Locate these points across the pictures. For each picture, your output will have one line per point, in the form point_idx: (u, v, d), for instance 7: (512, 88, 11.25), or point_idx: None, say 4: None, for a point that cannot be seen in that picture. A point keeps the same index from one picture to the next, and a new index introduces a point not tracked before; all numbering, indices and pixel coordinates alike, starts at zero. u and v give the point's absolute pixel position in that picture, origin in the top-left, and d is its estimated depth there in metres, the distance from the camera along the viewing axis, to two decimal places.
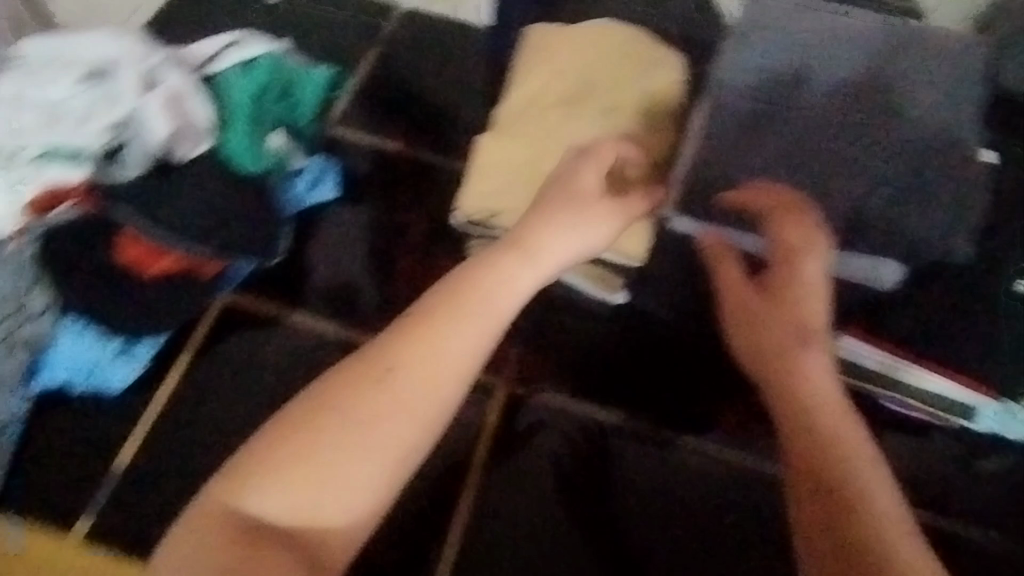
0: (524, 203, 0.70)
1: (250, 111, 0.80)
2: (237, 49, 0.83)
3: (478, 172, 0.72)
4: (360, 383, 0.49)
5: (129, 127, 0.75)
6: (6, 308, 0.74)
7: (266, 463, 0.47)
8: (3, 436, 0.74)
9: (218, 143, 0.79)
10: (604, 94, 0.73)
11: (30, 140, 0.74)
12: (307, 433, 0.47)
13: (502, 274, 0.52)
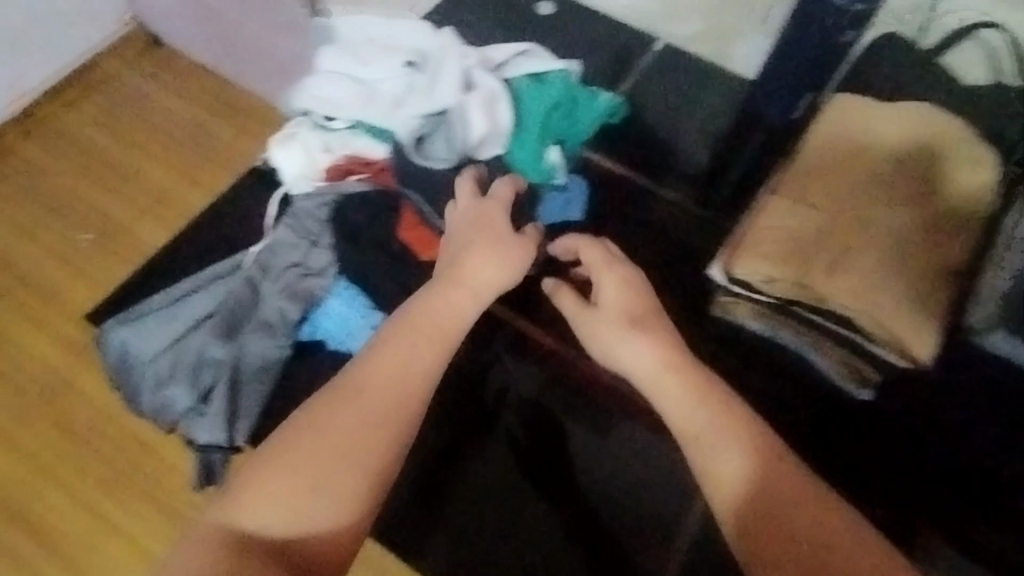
0: (803, 269, 0.79)
1: (541, 126, 0.91)
2: (534, 64, 0.96)
3: (759, 233, 0.82)
4: (423, 340, 0.72)
5: (434, 119, 0.89)
6: (299, 249, 0.89)
7: (335, 408, 0.68)
8: (264, 371, 0.85)
9: (508, 150, 0.90)
10: (907, 185, 0.80)
11: (347, 112, 0.91)
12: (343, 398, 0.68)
13: (487, 272, 0.77)
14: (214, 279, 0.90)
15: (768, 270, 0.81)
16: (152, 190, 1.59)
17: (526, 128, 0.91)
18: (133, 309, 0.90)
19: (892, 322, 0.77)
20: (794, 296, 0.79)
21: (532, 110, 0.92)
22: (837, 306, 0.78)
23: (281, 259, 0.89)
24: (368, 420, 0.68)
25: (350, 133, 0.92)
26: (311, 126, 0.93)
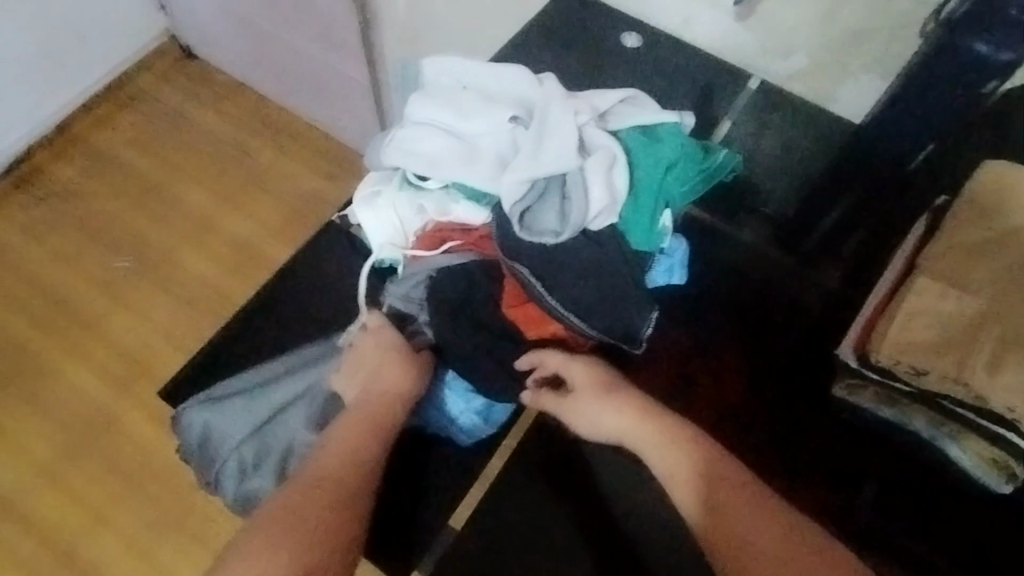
0: (958, 357, 0.72)
1: (655, 191, 0.83)
2: (646, 116, 0.87)
3: (907, 315, 0.75)
4: (353, 428, 0.74)
5: (546, 185, 0.80)
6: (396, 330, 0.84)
7: (322, 492, 0.68)
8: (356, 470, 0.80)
9: (619, 217, 0.83)
10: None
11: (447, 172, 0.82)
12: (347, 462, 0.71)
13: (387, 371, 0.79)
14: (304, 363, 0.84)
15: (918, 362, 0.73)
16: (190, 215, 1.43)
17: (639, 195, 0.83)
18: (215, 388, 0.84)
19: None
20: (951, 392, 0.73)
21: (645, 172, 0.84)
22: (1003, 407, 0.70)
23: (377, 344, 0.81)
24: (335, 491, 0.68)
25: (446, 194, 0.84)
26: (400, 183, 0.85)
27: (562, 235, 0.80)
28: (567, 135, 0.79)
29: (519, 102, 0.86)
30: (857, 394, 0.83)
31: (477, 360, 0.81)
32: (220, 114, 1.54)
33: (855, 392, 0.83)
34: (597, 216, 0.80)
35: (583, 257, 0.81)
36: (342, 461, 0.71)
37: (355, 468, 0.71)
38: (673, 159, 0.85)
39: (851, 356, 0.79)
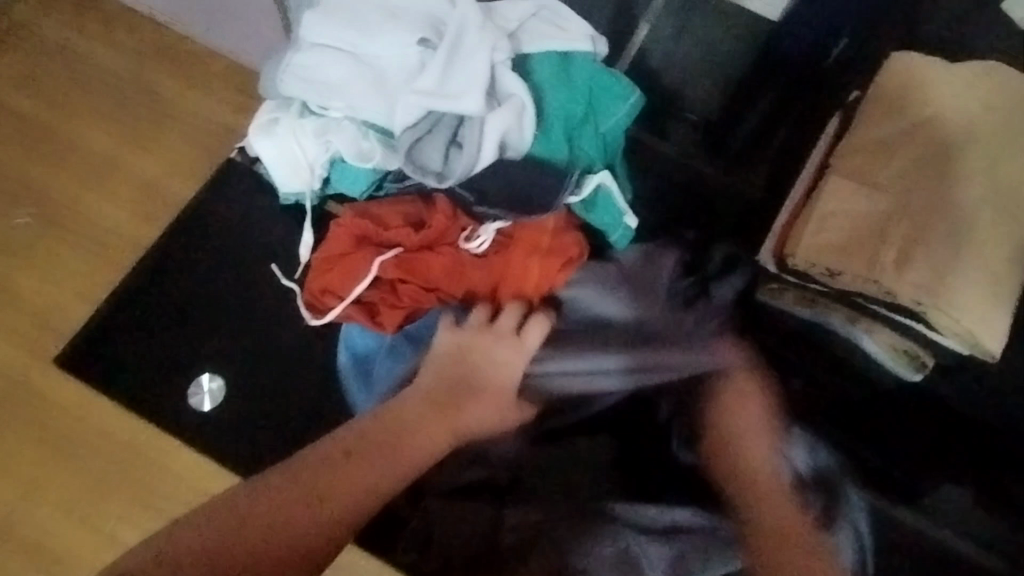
0: (874, 263, 0.73)
1: (565, 126, 0.82)
2: (560, 37, 0.82)
3: (817, 218, 0.76)
4: (436, 409, 0.76)
5: (450, 116, 0.78)
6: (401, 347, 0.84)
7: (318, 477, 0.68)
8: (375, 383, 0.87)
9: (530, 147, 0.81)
10: (969, 157, 0.74)
11: (346, 101, 0.79)
12: (371, 454, 0.72)
13: (506, 355, 0.79)
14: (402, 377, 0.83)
15: (832, 262, 0.74)
16: (23, 116, 1.13)
17: (574, 146, 0.83)
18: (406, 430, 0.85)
19: (970, 323, 0.72)
20: (860, 290, 0.74)
21: (555, 103, 0.82)
22: (910, 300, 0.72)
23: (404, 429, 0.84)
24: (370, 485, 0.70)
25: (358, 130, 0.81)
26: (301, 115, 0.82)
27: (447, 179, 0.79)
28: (474, 74, 0.76)
29: (429, 16, 0.80)
30: (777, 298, 0.85)
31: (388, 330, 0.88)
32: (46, 8, 1.18)
33: (776, 295, 0.85)
34: (511, 141, 0.79)
35: (483, 191, 0.82)
36: (417, 435, 0.74)
37: (431, 448, 0.75)
38: (585, 113, 0.83)
39: (770, 262, 0.81)
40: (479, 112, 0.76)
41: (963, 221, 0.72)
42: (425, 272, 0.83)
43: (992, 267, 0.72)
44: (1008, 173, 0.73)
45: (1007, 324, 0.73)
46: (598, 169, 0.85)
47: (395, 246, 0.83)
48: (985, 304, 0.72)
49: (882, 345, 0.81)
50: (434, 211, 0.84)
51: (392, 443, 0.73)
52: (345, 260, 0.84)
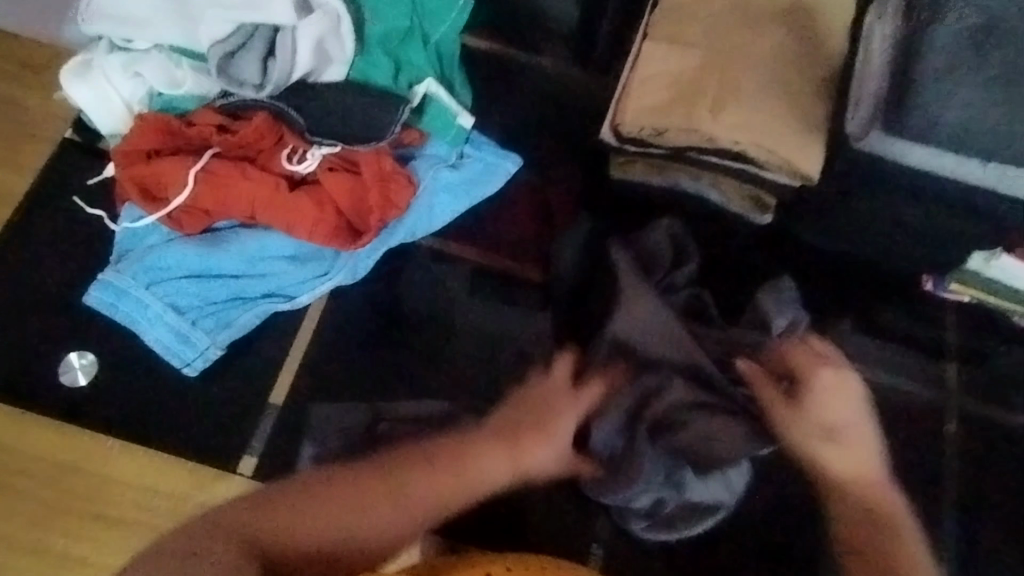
0: (692, 119, 0.78)
1: (390, 47, 0.86)
2: None
3: (638, 87, 0.80)
4: (431, 471, 0.58)
5: (260, 32, 0.76)
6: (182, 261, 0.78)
7: (312, 513, 0.53)
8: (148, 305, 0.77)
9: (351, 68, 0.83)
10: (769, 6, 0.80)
11: (153, 33, 0.76)
12: (393, 478, 0.56)
13: (480, 471, 0.60)
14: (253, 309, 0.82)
15: (657, 122, 0.78)
16: None
17: (402, 65, 0.87)
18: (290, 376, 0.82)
19: (784, 155, 0.78)
20: (688, 142, 0.79)
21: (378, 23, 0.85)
22: (729, 142, 0.78)
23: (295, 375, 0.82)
24: (369, 510, 0.54)
25: (168, 59, 0.78)
26: (109, 50, 0.78)
27: (266, 88, 0.77)
28: None
29: None
30: (628, 172, 0.88)
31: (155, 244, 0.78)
32: None
33: (627, 169, 0.88)
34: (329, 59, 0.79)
35: (309, 107, 0.79)
36: (439, 478, 0.58)
37: (442, 486, 0.58)
38: (412, 26, 0.87)
39: (609, 137, 0.82)
40: (289, 25, 0.76)
41: (765, 60, 0.78)
42: (232, 192, 0.78)
43: (798, 108, 0.78)
44: (805, 16, 0.80)
45: (822, 151, 0.79)
46: (422, 79, 0.86)
47: (208, 147, 0.79)
48: (805, 149, 0.78)
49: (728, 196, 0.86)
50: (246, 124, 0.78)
51: (407, 473, 0.57)
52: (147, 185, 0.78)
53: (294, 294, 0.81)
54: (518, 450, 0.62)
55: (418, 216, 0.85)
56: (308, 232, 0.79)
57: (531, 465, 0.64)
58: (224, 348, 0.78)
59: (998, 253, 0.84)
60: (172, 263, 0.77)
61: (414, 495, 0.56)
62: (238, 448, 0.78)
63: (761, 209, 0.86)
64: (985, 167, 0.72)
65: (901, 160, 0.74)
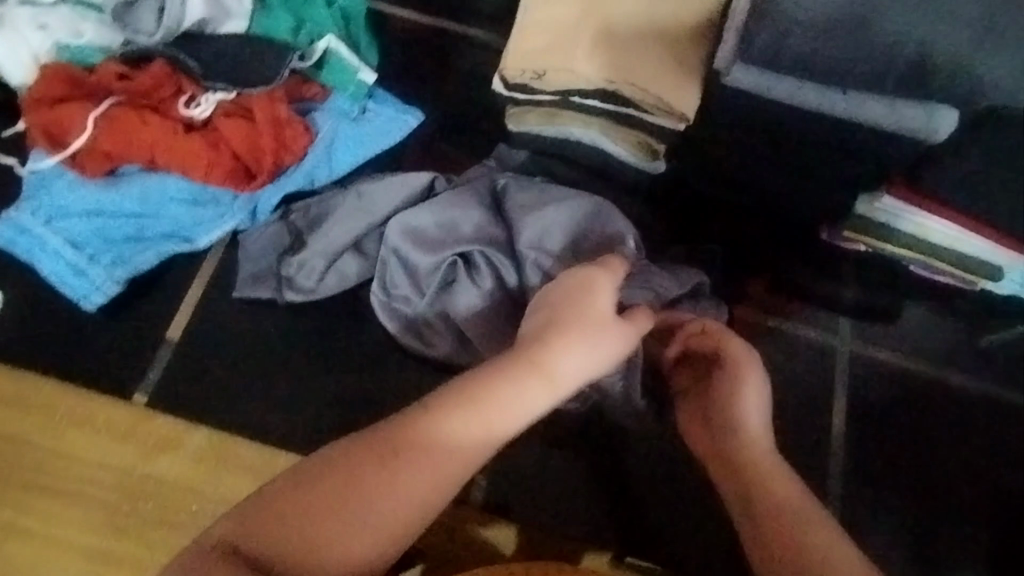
0: (568, 61, 0.82)
1: (291, 6, 0.87)
2: None
3: (520, 35, 0.83)
4: (465, 404, 0.58)
5: None
6: (82, 203, 0.83)
7: (362, 470, 0.54)
8: (51, 244, 0.83)
9: (250, 24, 0.86)
10: None
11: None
12: (453, 408, 0.58)
13: (526, 401, 0.60)
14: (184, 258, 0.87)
15: (537, 65, 0.82)
16: None
17: (304, 24, 0.87)
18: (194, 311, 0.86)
19: (657, 95, 0.82)
20: (567, 85, 0.83)
21: None
22: (604, 82, 0.82)
23: (196, 314, 0.86)
24: (427, 488, 0.55)
25: (73, 12, 0.84)
26: (17, 4, 0.83)
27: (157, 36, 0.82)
28: None
29: None
30: (523, 123, 0.88)
31: (59, 185, 0.83)
32: None
33: (520, 120, 0.88)
34: (222, 9, 0.84)
35: (205, 57, 0.83)
36: (495, 399, 0.58)
37: (481, 442, 0.57)
38: None
39: (497, 85, 0.85)
40: None
41: (641, 5, 0.82)
42: (135, 136, 0.82)
43: (672, 50, 0.81)
44: None
45: (698, 89, 0.82)
46: (325, 35, 0.87)
47: (110, 95, 0.83)
48: (681, 93, 0.82)
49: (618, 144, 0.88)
50: (145, 72, 0.83)
51: (465, 406, 0.58)
52: (51, 130, 0.82)
53: (193, 238, 0.86)
54: (582, 318, 0.65)
55: (316, 164, 0.87)
56: (204, 174, 0.83)
57: (598, 318, 0.66)
58: (121, 285, 0.84)
59: (882, 197, 0.87)
60: (73, 202, 0.83)
61: (449, 440, 0.56)
62: (135, 382, 0.83)
63: (652, 158, 0.89)
64: (846, 97, 0.77)
65: (768, 95, 0.77)
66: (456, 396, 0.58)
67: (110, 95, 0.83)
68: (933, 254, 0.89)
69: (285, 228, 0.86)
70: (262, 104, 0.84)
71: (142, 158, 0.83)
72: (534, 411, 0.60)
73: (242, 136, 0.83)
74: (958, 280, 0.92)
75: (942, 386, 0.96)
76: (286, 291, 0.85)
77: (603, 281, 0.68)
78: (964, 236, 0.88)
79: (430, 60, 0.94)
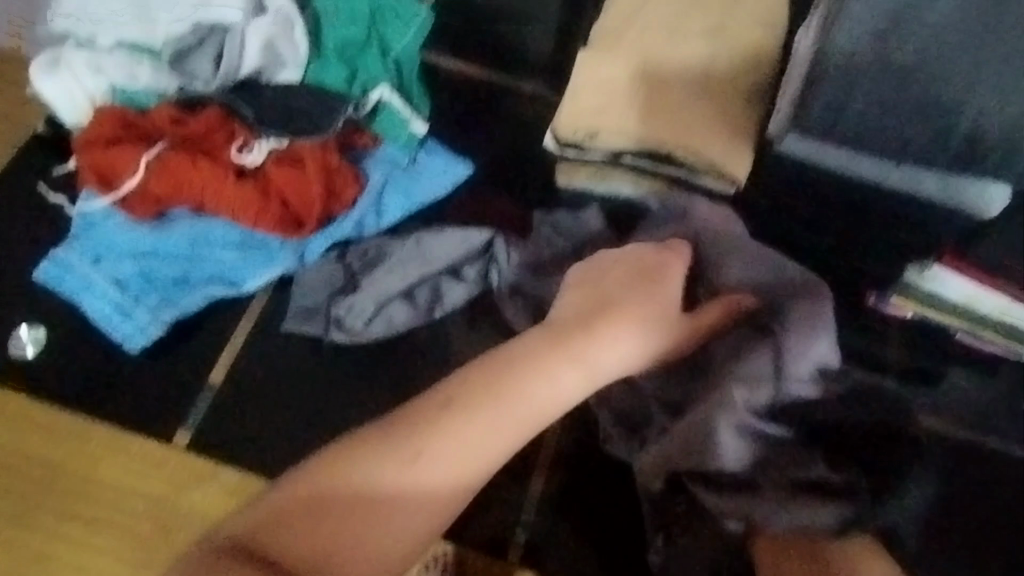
0: (621, 119, 0.82)
1: (346, 56, 0.88)
2: None
3: (573, 92, 0.83)
4: (485, 401, 0.62)
5: (213, 33, 0.84)
6: (133, 246, 0.84)
7: (381, 469, 0.57)
8: (99, 285, 0.83)
9: (305, 72, 0.87)
10: (700, 18, 0.84)
11: (116, 33, 0.83)
12: (479, 406, 0.62)
13: (560, 385, 0.65)
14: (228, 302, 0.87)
15: (589, 124, 0.82)
16: None
17: (358, 73, 0.88)
18: (239, 355, 0.86)
19: (711, 158, 0.81)
20: (619, 145, 0.83)
21: (333, 32, 0.88)
22: (657, 143, 0.81)
23: (239, 357, 0.85)
24: (439, 501, 0.58)
25: (129, 55, 0.84)
26: (74, 46, 0.84)
27: (212, 83, 0.84)
28: None
29: None
30: (572, 179, 0.89)
31: (110, 227, 0.83)
32: None
33: (570, 176, 0.89)
34: (279, 60, 0.85)
35: (259, 105, 0.84)
36: (522, 386, 0.64)
37: (510, 432, 0.62)
38: (369, 36, 0.89)
39: (548, 139, 0.86)
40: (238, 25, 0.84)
41: (694, 66, 0.82)
42: (186, 182, 0.83)
43: (726, 113, 0.81)
44: (732, 28, 0.83)
45: (750, 156, 0.82)
46: (377, 86, 0.88)
47: (162, 138, 0.83)
48: (736, 157, 0.81)
49: (665, 204, 0.88)
50: (197, 118, 0.83)
51: (479, 400, 0.62)
52: (104, 172, 0.83)
53: (240, 282, 0.85)
54: (622, 313, 0.69)
55: (364, 214, 0.87)
56: (253, 220, 0.83)
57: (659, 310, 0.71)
58: (166, 327, 0.84)
59: (937, 266, 0.86)
60: (123, 243, 0.84)
61: (438, 478, 0.58)
62: (176, 425, 0.82)
63: None
64: (896, 169, 0.78)
65: (820, 163, 0.79)
66: (485, 379, 0.63)
67: (163, 138, 0.83)
68: (982, 326, 0.89)
69: (340, 268, 0.86)
70: (314, 155, 0.84)
71: (193, 203, 0.84)
72: (566, 387, 0.66)
73: (292, 185, 0.83)
74: (1007, 350, 0.90)
75: (1008, 464, 0.89)
76: (332, 330, 0.85)
77: (660, 330, 0.71)
78: (1015, 308, 0.87)
79: (478, 112, 0.94)
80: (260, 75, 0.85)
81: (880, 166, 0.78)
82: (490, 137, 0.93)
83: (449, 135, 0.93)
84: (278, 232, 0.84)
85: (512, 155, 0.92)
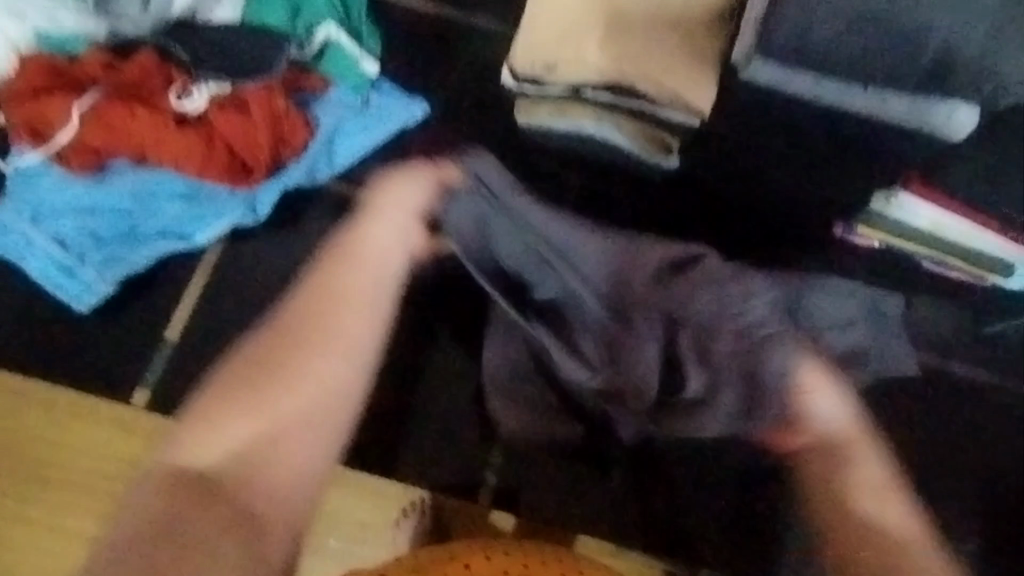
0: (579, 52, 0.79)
1: None
2: None
3: (531, 23, 0.80)
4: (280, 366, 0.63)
5: None
6: (73, 203, 0.79)
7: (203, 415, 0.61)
8: (40, 246, 0.79)
9: (245, 15, 0.83)
10: None
11: None
12: (278, 347, 0.65)
13: (335, 333, 0.66)
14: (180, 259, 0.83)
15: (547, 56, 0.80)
16: None
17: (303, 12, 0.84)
18: (194, 314, 0.82)
19: (673, 88, 0.79)
20: (581, 77, 0.80)
21: None
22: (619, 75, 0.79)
23: (195, 315, 0.82)
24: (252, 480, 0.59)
25: None
26: None
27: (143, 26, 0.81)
28: None
29: None
30: (534, 116, 0.85)
31: (46, 184, 0.79)
32: None
33: (531, 113, 0.85)
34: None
35: (198, 47, 0.80)
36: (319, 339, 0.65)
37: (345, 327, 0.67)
38: None
39: (506, 75, 0.83)
40: None
41: None
42: (124, 132, 0.78)
43: (687, 40, 0.79)
44: None
45: (710, 87, 0.80)
46: (324, 24, 0.84)
47: (94, 86, 0.78)
48: (701, 86, 0.79)
49: (631, 140, 0.84)
50: (130, 62, 0.79)
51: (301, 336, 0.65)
52: (35, 124, 0.78)
53: (190, 236, 0.81)
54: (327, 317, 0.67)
55: (316, 159, 0.84)
56: (199, 170, 0.79)
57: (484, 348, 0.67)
58: (115, 287, 0.80)
59: (897, 191, 0.84)
60: (61, 200, 0.79)
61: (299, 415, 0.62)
62: (134, 383, 0.80)
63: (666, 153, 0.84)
64: (867, 93, 0.75)
65: (786, 88, 0.77)
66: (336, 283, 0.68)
67: (96, 84, 0.78)
68: (947, 250, 0.86)
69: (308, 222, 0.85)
70: (261, 100, 0.80)
71: (133, 154, 0.79)
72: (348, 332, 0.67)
73: (238, 131, 0.79)
74: (967, 276, 0.88)
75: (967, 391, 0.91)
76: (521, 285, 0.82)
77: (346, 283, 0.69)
78: (981, 233, 0.84)
79: (435, 48, 0.90)
80: (198, 15, 0.82)
81: (849, 92, 0.76)
82: (448, 73, 0.89)
83: (405, 74, 0.89)
84: (227, 182, 0.81)
85: (470, 96, 0.89)
